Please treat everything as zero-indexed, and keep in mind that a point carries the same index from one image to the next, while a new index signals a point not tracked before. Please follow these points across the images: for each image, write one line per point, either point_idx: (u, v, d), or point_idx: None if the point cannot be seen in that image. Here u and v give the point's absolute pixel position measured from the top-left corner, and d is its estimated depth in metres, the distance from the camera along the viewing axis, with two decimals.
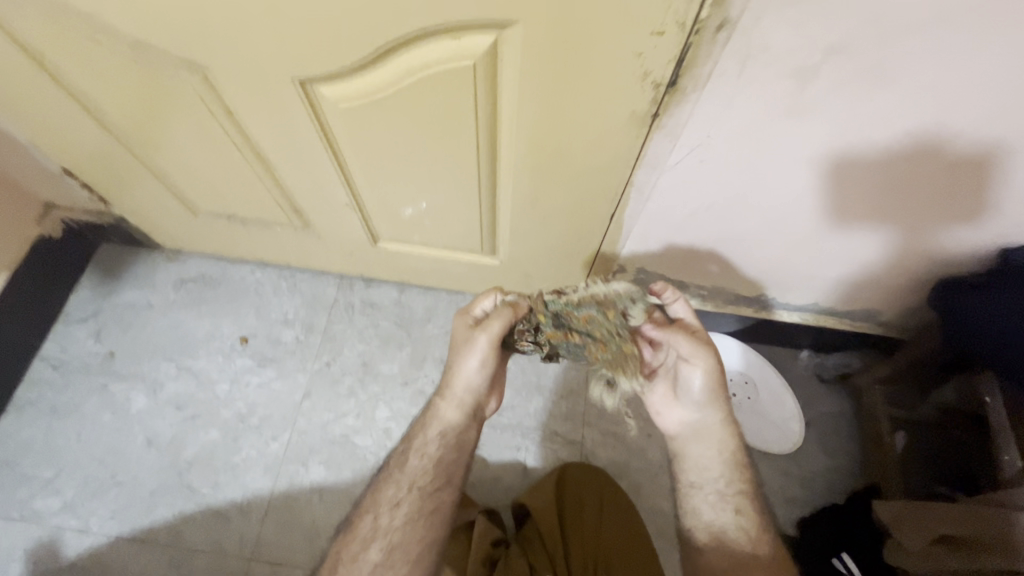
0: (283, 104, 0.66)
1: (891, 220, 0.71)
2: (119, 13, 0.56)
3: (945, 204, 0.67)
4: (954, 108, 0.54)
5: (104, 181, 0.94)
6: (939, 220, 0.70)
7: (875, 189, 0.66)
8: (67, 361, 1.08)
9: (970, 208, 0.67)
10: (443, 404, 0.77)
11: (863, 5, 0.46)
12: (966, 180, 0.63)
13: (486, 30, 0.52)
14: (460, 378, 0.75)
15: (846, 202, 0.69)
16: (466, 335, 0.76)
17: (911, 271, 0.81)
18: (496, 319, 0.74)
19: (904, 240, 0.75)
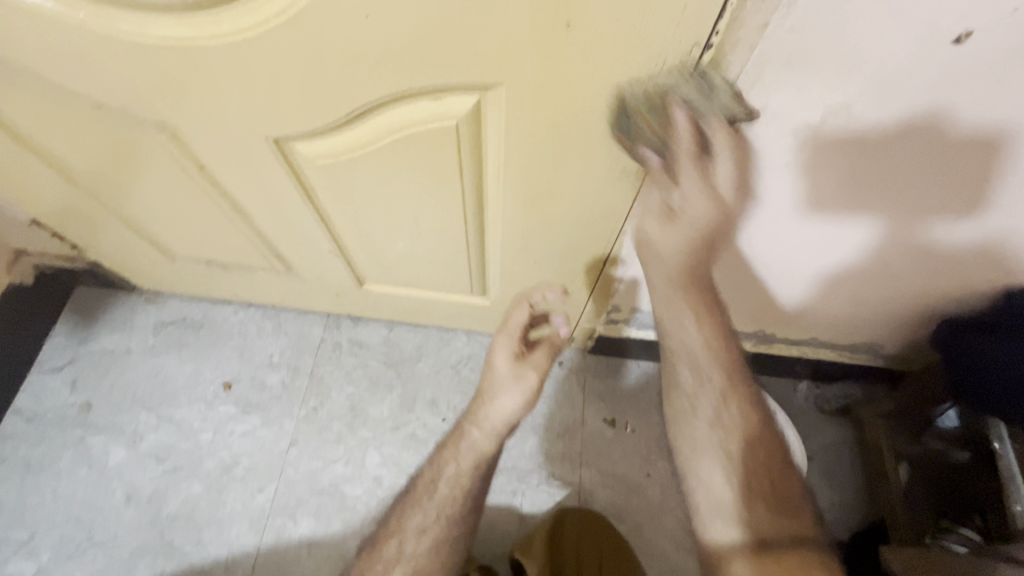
0: (258, 161, 0.63)
1: (878, 208, 0.60)
2: (79, 77, 0.53)
3: (943, 195, 0.56)
4: (960, 164, 0.52)
5: (74, 229, 0.90)
6: (928, 214, 0.59)
7: (850, 177, 0.55)
8: (40, 414, 1.03)
9: (968, 201, 0.56)
10: (478, 432, 0.79)
11: (865, 69, 0.44)
12: (963, 167, 0.52)
13: (468, 91, 0.50)
14: (499, 410, 0.79)
15: (819, 194, 0.59)
16: (511, 368, 0.80)
17: (900, 267, 0.70)
18: (539, 354, 0.81)
19: (892, 233, 0.63)
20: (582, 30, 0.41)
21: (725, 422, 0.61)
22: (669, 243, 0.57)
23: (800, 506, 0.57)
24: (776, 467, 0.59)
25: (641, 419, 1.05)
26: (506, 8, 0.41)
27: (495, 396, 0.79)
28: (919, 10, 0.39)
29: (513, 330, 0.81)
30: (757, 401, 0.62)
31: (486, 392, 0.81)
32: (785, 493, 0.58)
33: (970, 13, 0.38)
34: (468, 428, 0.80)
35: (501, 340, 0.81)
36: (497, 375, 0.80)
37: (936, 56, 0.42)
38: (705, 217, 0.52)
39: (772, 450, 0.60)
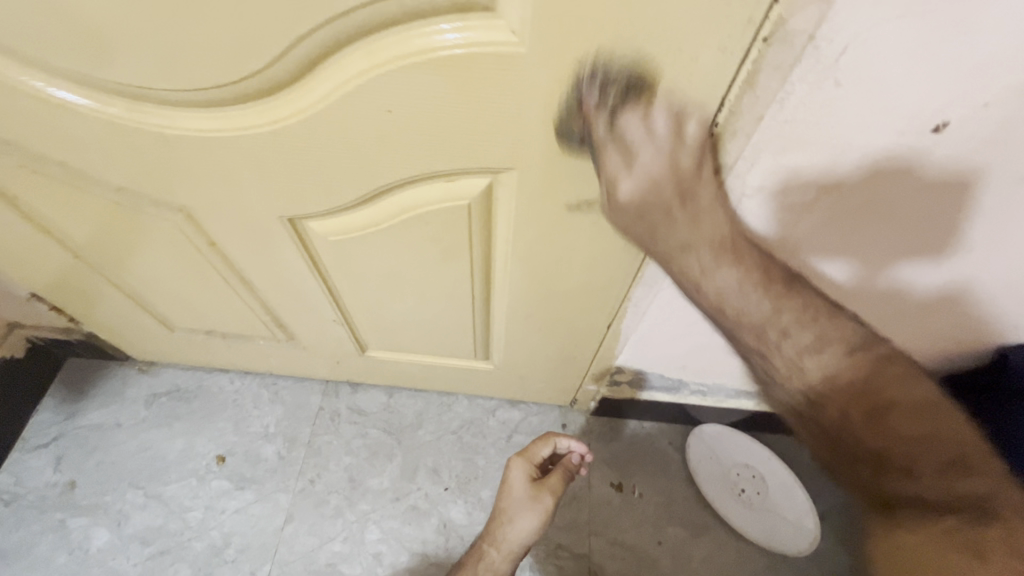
0: (270, 238, 0.65)
1: (852, 250, 0.59)
2: (100, 161, 0.55)
3: (922, 242, 0.56)
4: (943, 231, 0.55)
5: (73, 302, 0.89)
6: (902, 257, 0.59)
7: (833, 228, 0.56)
8: (19, 496, 0.98)
9: (942, 244, 0.57)
10: (497, 553, 0.82)
11: (854, 152, 0.47)
12: (937, 214, 0.53)
13: (481, 174, 0.52)
14: (516, 533, 0.82)
15: (804, 246, 0.59)
16: (529, 490, 0.84)
17: (880, 313, 0.68)
18: (556, 477, 0.86)
19: (877, 282, 0.63)
20: (592, 121, 0.44)
21: (817, 368, 0.46)
22: (631, 210, 0.45)
23: (927, 442, 0.45)
24: (859, 420, 0.46)
25: (648, 483, 1.02)
26: (521, 104, 0.44)
27: (513, 518, 0.82)
28: (901, 102, 0.42)
29: (531, 455, 0.88)
30: (853, 340, 0.46)
31: (504, 513, 0.84)
32: (889, 438, 0.46)
33: (947, 106, 0.42)
34: (486, 549, 0.83)
35: (518, 465, 0.86)
36: (514, 497, 0.84)
37: (922, 140, 0.45)
38: (657, 185, 0.43)
39: (881, 402, 0.46)
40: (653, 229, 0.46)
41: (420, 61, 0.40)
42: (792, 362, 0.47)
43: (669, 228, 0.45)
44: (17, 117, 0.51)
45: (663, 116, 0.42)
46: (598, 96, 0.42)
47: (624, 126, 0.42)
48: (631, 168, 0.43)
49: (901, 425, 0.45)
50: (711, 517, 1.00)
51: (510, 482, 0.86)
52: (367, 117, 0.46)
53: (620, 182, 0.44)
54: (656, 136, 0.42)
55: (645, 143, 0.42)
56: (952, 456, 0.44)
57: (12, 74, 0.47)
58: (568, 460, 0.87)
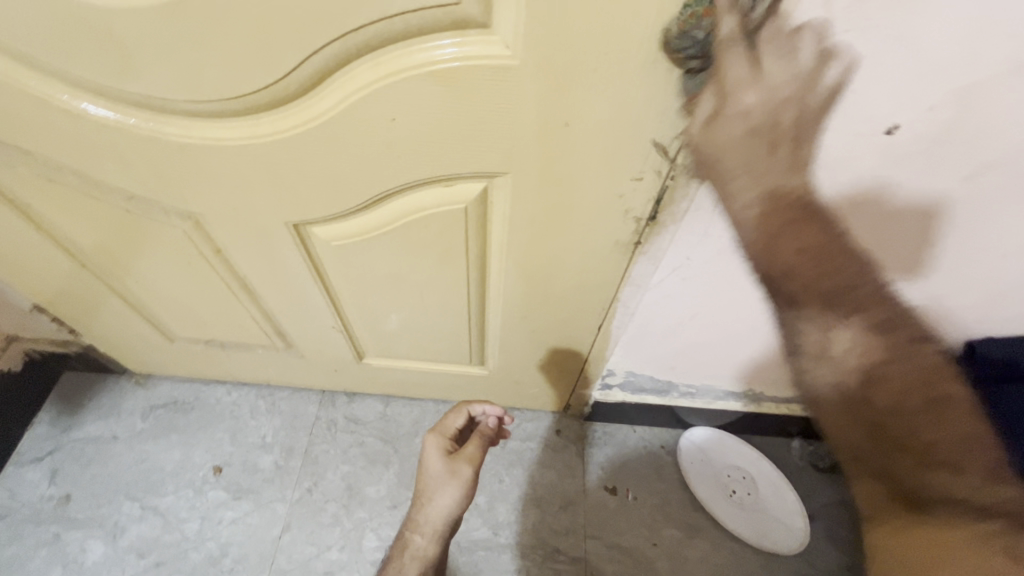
0: (275, 244, 0.68)
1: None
2: (115, 169, 0.58)
3: (892, 246, 0.60)
4: (910, 236, 0.58)
5: (75, 313, 0.91)
6: (874, 261, 0.62)
7: None
8: (14, 510, 0.98)
9: (913, 251, 0.61)
10: (421, 537, 0.87)
11: (815, 156, 0.51)
12: (903, 224, 0.57)
13: (477, 179, 0.56)
14: (435, 511, 0.85)
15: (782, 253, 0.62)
16: (445, 464, 0.86)
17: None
18: (472, 444, 0.87)
19: None
20: (579, 127, 0.48)
21: (853, 351, 0.53)
22: (731, 135, 0.46)
23: (967, 451, 0.52)
24: (919, 417, 0.52)
25: (642, 486, 1.04)
26: (515, 112, 0.48)
27: (432, 495, 0.85)
28: (855, 108, 0.47)
29: (445, 429, 0.91)
30: (915, 335, 0.53)
31: (423, 494, 0.87)
32: (938, 437, 0.52)
33: (896, 111, 0.46)
34: (411, 536, 0.88)
35: (433, 441, 0.89)
36: (431, 475, 0.86)
37: (876, 142, 0.49)
38: (791, 93, 0.43)
39: (883, 390, 0.53)
40: (750, 165, 0.47)
41: (419, 73, 0.44)
42: (849, 346, 0.53)
43: (762, 165, 0.47)
44: (39, 129, 0.54)
45: (812, 48, 0.41)
46: (583, 103, 0.46)
47: (762, 38, 0.40)
48: (756, 79, 0.42)
49: (954, 423, 0.52)
50: (704, 518, 1.02)
51: (428, 460, 0.88)
52: (372, 125, 0.49)
53: (741, 92, 0.43)
54: (799, 60, 0.41)
55: (778, 53, 0.41)
56: (998, 460, 0.51)
57: (38, 88, 0.50)
58: (486, 423, 0.90)
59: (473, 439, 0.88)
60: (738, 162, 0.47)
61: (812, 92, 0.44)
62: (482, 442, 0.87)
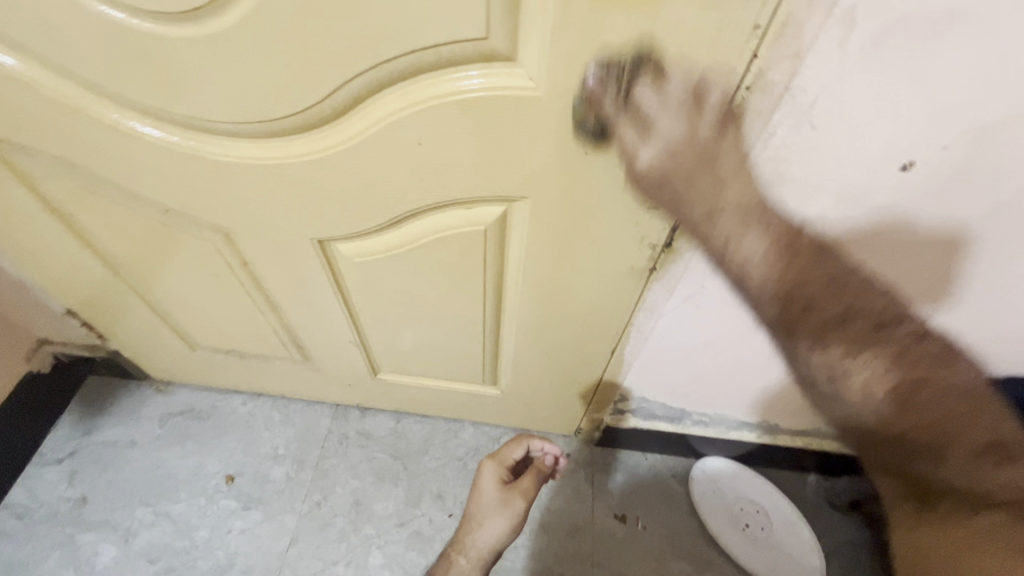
0: (301, 259, 0.70)
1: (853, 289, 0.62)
2: (155, 184, 0.61)
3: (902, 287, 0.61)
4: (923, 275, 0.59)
5: (104, 318, 0.94)
6: None
7: None
8: (31, 510, 1.00)
9: (934, 283, 0.60)
10: (465, 561, 0.87)
11: (831, 188, 0.52)
12: (921, 257, 0.57)
13: (497, 203, 0.58)
14: (484, 537, 0.88)
15: None
16: (499, 493, 0.90)
17: None
18: (527, 478, 0.91)
19: None
20: (597, 155, 0.50)
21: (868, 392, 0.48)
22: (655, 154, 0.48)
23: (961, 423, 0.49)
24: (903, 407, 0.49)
25: (652, 515, 1.03)
26: (535, 140, 0.49)
27: (483, 523, 0.88)
28: (870, 144, 0.48)
29: (502, 457, 0.93)
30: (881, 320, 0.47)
31: (474, 519, 0.89)
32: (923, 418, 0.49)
33: (912, 146, 0.47)
34: (453, 558, 0.88)
35: (490, 466, 0.92)
36: (483, 501, 0.89)
37: (891, 177, 0.50)
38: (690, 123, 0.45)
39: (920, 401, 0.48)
40: (690, 176, 0.48)
41: (446, 102, 0.47)
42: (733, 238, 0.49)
43: (704, 186, 0.48)
44: (87, 145, 0.57)
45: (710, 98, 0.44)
46: (600, 133, 0.48)
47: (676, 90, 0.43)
48: (662, 111, 0.44)
49: (935, 405, 0.49)
50: (716, 552, 0.99)
51: (481, 484, 0.91)
52: (399, 150, 0.52)
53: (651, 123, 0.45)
54: (695, 108, 0.44)
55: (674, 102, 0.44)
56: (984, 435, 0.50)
57: (90, 107, 0.53)
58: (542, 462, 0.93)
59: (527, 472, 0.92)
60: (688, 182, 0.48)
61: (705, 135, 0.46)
62: (536, 477, 0.91)
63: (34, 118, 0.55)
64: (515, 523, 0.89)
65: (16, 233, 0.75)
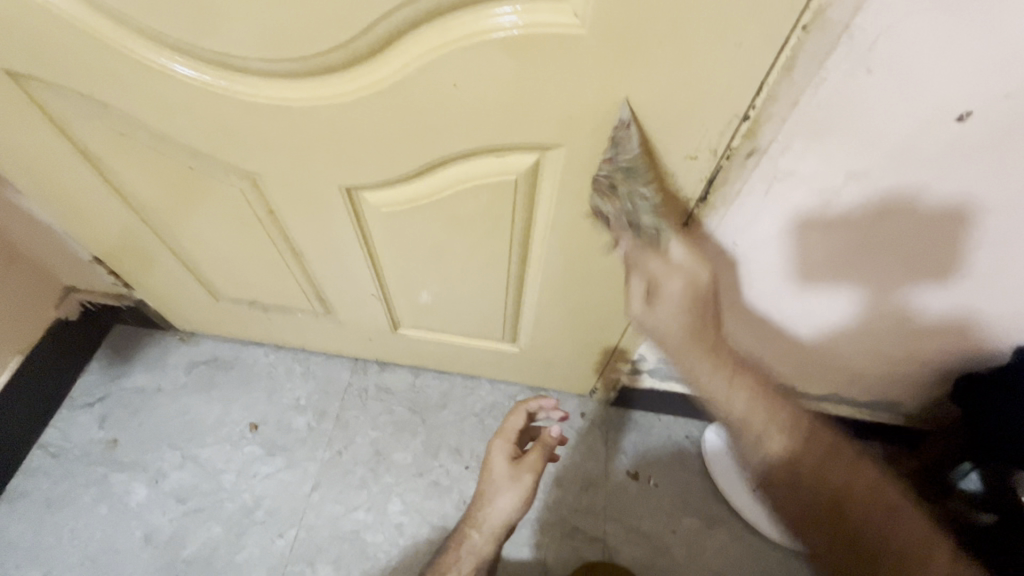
0: (327, 208, 0.70)
1: (866, 265, 0.65)
2: (183, 125, 0.60)
3: (928, 258, 0.62)
4: (950, 243, 0.60)
5: (131, 266, 0.95)
6: (911, 269, 0.64)
7: (847, 241, 0.62)
8: (66, 449, 1.04)
9: (952, 251, 0.61)
10: (476, 535, 0.88)
11: (881, 140, 0.50)
12: (936, 233, 0.59)
13: (530, 150, 0.56)
14: (495, 512, 0.87)
15: (819, 250, 0.64)
16: (508, 470, 0.88)
17: (899, 321, 0.73)
18: (533, 454, 0.88)
19: (885, 291, 0.69)
20: (638, 99, 0.48)
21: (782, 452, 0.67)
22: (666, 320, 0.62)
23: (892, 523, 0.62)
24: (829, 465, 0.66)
25: (664, 474, 1.05)
26: (575, 81, 0.48)
27: (493, 498, 0.87)
28: (925, 93, 0.46)
29: (510, 435, 0.92)
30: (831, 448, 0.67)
31: (485, 494, 0.89)
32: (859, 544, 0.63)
33: (971, 96, 0.45)
34: (468, 532, 0.89)
35: (499, 444, 0.91)
36: (494, 478, 0.89)
37: (946, 129, 0.48)
38: (693, 275, 0.62)
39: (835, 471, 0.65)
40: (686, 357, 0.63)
41: (486, 38, 0.45)
42: (762, 439, 0.68)
43: (695, 358, 0.63)
44: (116, 82, 0.57)
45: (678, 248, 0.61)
46: (644, 75, 0.46)
47: None
48: (667, 270, 0.60)
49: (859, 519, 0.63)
50: (726, 510, 1.02)
51: (492, 462, 0.90)
52: (433, 90, 0.50)
53: (663, 287, 0.60)
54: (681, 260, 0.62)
55: (677, 250, 0.61)
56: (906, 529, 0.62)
57: (121, 43, 0.52)
58: (546, 436, 0.88)
59: (535, 447, 0.89)
60: (689, 352, 0.63)
61: (703, 282, 0.62)
62: (543, 452, 0.88)
63: (63, 53, 0.54)
64: (527, 499, 0.87)
65: (45, 178, 0.75)
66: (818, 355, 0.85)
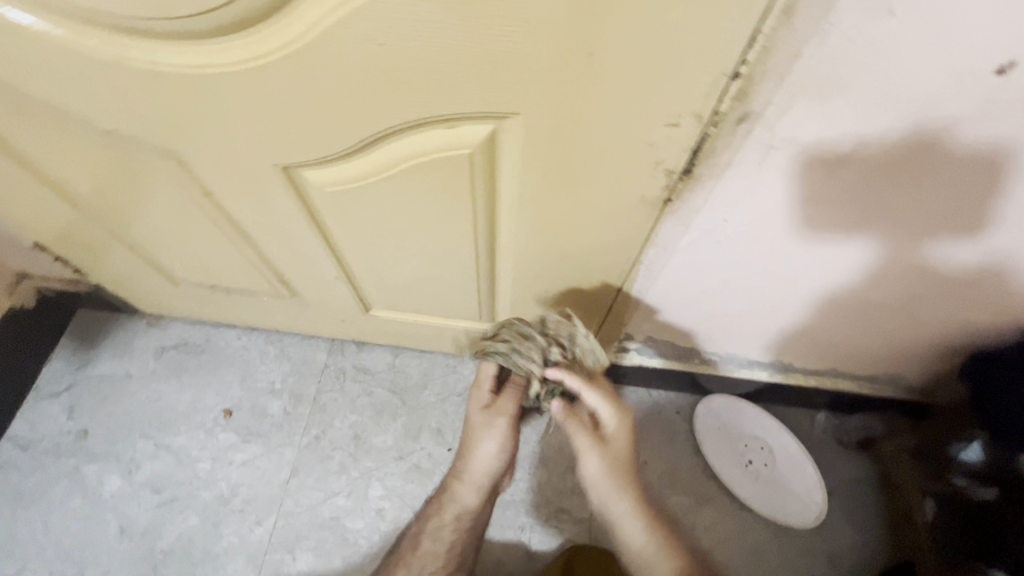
0: (267, 189, 0.62)
1: (885, 225, 0.56)
2: (86, 102, 0.52)
3: (965, 213, 0.53)
4: (988, 201, 0.51)
5: (77, 252, 0.88)
6: (943, 224, 0.55)
7: (866, 201, 0.53)
8: (35, 441, 1.00)
9: (964, 211, 0.53)
10: (461, 486, 0.85)
11: (901, 99, 0.42)
12: (981, 181, 0.49)
13: (483, 120, 0.48)
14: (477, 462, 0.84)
15: (827, 217, 0.56)
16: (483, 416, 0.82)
17: (921, 285, 0.65)
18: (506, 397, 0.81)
19: (911, 254, 0.60)
20: (606, 58, 0.40)
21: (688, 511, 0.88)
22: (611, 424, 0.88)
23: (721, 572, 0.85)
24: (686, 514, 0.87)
25: (654, 451, 1.01)
26: (528, 35, 0.39)
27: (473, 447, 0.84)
28: (958, 38, 0.37)
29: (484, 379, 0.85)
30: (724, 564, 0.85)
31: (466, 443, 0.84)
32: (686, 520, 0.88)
33: (1014, 42, 0.37)
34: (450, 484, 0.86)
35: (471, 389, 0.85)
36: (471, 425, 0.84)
37: (978, 85, 0.40)
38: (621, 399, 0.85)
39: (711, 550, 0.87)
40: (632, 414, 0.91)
41: None
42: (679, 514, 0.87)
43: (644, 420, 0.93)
44: None
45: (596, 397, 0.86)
46: (610, 25, 0.37)
47: None
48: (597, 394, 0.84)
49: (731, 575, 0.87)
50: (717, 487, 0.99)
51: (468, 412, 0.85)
52: (358, 51, 0.42)
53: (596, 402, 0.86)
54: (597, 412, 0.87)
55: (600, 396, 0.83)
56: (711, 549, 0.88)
57: None
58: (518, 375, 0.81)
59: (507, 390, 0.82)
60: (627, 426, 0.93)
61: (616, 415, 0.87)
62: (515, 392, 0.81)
63: None
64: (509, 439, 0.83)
65: None
66: (819, 330, 0.78)
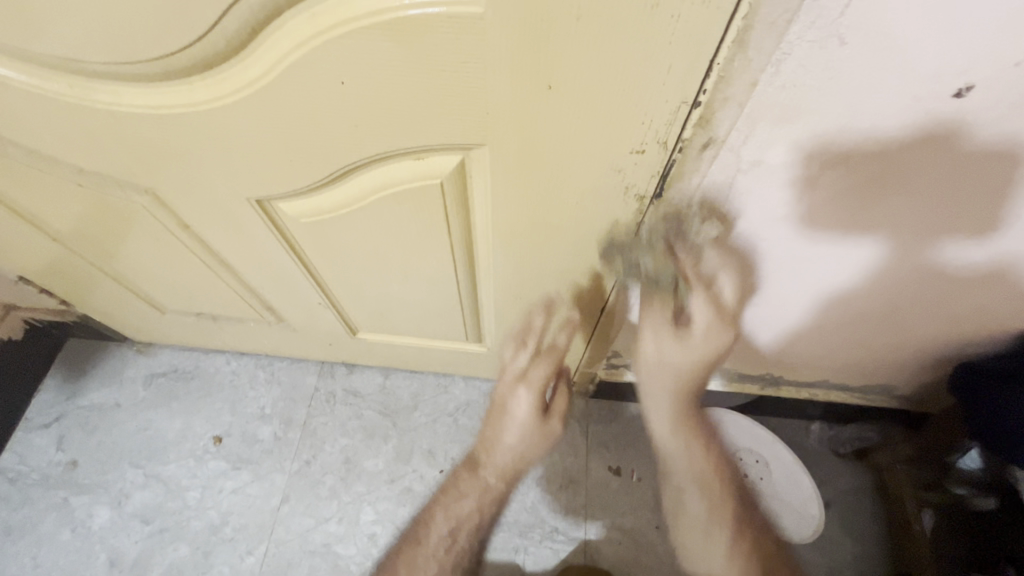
0: (244, 221, 0.62)
1: (860, 239, 0.56)
2: (55, 141, 0.52)
3: (941, 226, 0.53)
4: (960, 215, 0.51)
5: (62, 285, 0.88)
6: (919, 235, 0.55)
7: (836, 216, 0.53)
8: (24, 475, 1.00)
9: (939, 224, 0.53)
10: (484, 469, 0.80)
11: (864, 120, 0.42)
12: (951, 196, 0.49)
13: (450, 151, 0.48)
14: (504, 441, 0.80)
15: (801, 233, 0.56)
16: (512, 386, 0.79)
17: (901, 296, 0.65)
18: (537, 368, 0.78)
19: (888, 266, 0.60)
20: (564, 90, 0.40)
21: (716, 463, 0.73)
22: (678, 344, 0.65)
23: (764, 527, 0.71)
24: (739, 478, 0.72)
25: (648, 467, 1.00)
26: (487, 70, 0.39)
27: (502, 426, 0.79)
28: (916, 61, 0.37)
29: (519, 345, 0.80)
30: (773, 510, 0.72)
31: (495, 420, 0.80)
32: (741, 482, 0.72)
33: (971, 65, 0.37)
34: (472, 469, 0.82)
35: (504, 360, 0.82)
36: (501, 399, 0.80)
37: (939, 106, 0.40)
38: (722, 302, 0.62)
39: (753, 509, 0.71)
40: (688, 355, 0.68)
41: (367, 23, 0.36)
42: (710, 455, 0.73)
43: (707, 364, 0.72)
44: None
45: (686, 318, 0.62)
46: (567, 59, 0.37)
47: None
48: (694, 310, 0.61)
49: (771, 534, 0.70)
50: None
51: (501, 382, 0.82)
52: (320, 89, 0.42)
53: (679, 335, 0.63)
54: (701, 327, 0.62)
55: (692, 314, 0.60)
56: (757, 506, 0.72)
57: None
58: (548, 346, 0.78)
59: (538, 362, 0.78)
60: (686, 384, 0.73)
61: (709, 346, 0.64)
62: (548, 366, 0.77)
63: None
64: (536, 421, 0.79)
65: None
66: (804, 341, 0.78)
